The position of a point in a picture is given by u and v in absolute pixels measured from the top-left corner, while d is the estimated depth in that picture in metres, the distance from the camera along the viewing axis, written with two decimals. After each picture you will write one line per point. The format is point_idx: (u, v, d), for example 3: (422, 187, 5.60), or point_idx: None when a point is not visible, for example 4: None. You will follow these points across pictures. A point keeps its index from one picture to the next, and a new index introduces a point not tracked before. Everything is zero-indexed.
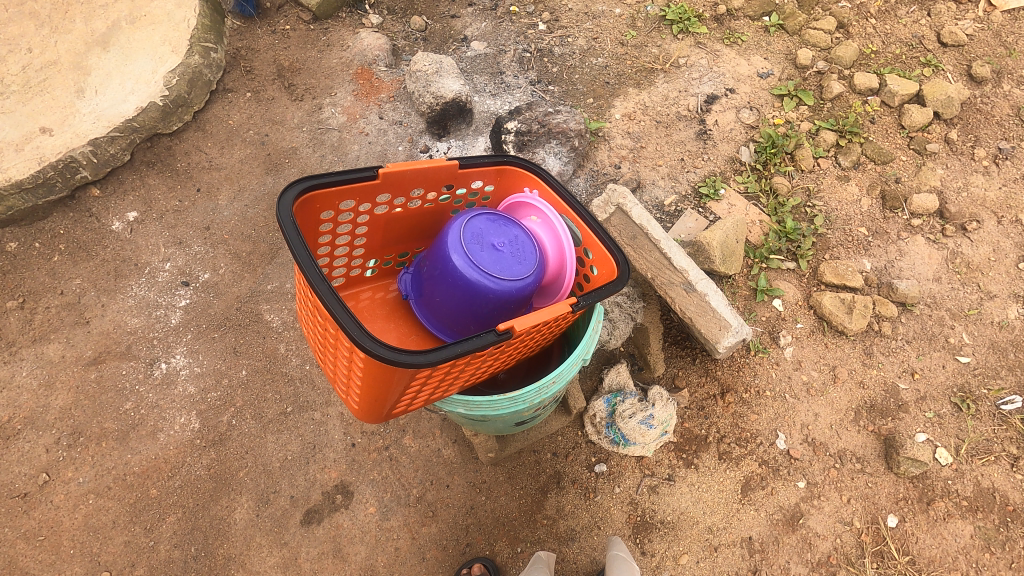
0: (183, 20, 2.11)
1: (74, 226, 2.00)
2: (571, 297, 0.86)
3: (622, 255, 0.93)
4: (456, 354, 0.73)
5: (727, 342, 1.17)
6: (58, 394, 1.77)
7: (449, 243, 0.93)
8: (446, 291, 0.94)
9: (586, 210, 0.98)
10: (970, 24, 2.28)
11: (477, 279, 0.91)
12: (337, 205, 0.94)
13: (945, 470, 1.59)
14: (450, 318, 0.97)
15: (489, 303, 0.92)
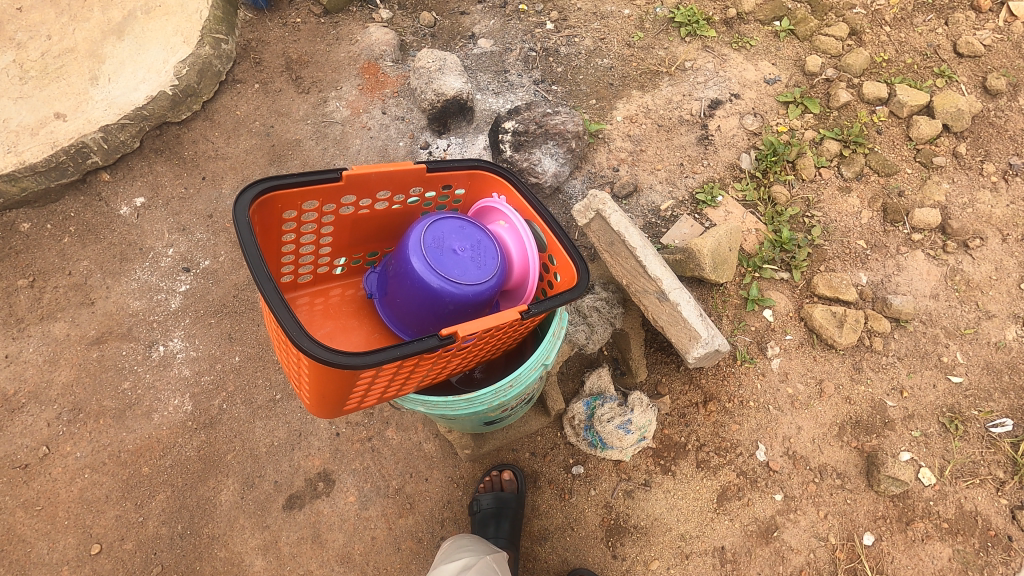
0: (196, 11, 2.14)
1: (84, 210, 2.07)
2: (524, 304, 0.88)
3: (582, 263, 0.94)
4: (397, 354, 0.77)
5: (696, 353, 1.16)
6: (61, 371, 1.85)
7: (411, 246, 0.95)
8: (406, 293, 0.97)
9: (551, 216, 0.99)
10: (988, 34, 2.22)
11: (437, 282, 0.93)
12: (300, 206, 0.97)
13: (927, 490, 1.56)
14: (412, 318, 1.00)
15: (447, 307, 0.94)
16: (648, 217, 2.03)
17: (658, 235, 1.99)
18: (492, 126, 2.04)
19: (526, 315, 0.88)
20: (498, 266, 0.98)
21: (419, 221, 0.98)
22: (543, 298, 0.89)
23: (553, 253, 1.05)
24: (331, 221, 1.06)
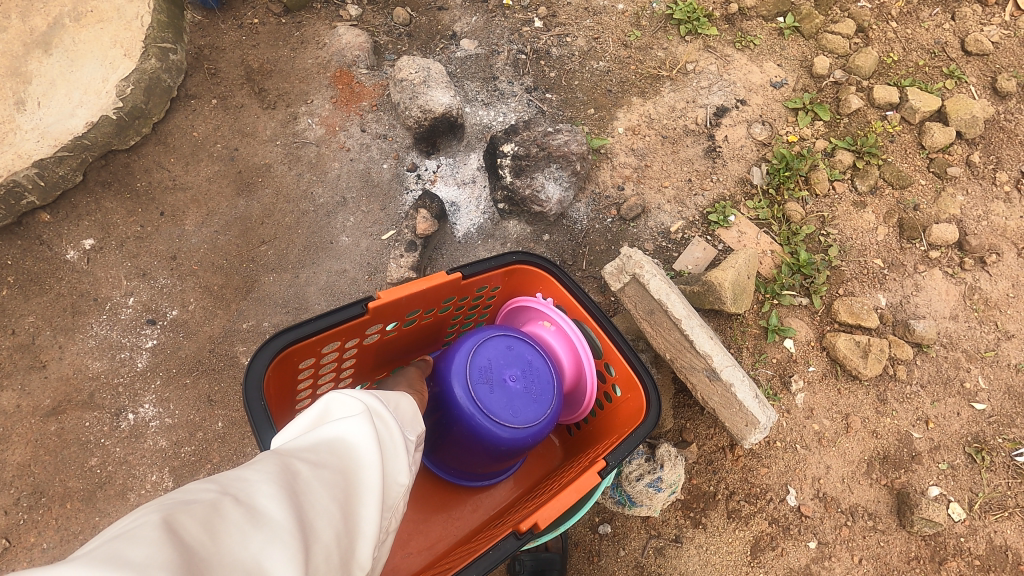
0: (135, 17, 1.83)
1: (23, 256, 1.80)
2: (600, 460, 1.07)
3: (653, 398, 1.13)
4: (481, 567, 0.93)
5: (753, 441, 1.11)
6: (15, 449, 1.63)
7: (460, 376, 1.19)
8: (453, 420, 1.20)
9: (619, 338, 1.19)
10: (995, 30, 2.14)
11: (487, 421, 1.16)
12: (319, 350, 1.09)
13: (958, 526, 1.54)
14: (454, 442, 1.24)
15: (492, 442, 1.17)
16: (658, 240, 1.90)
17: (670, 261, 1.87)
18: (489, 147, 1.85)
19: (602, 473, 1.06)
20: (549, 393, 1.23)
21: (464, 350, 1.22)
22: (618, 447, 1.08)
23: (614, 365, 1.24)
24: (354, 351, 1.21)
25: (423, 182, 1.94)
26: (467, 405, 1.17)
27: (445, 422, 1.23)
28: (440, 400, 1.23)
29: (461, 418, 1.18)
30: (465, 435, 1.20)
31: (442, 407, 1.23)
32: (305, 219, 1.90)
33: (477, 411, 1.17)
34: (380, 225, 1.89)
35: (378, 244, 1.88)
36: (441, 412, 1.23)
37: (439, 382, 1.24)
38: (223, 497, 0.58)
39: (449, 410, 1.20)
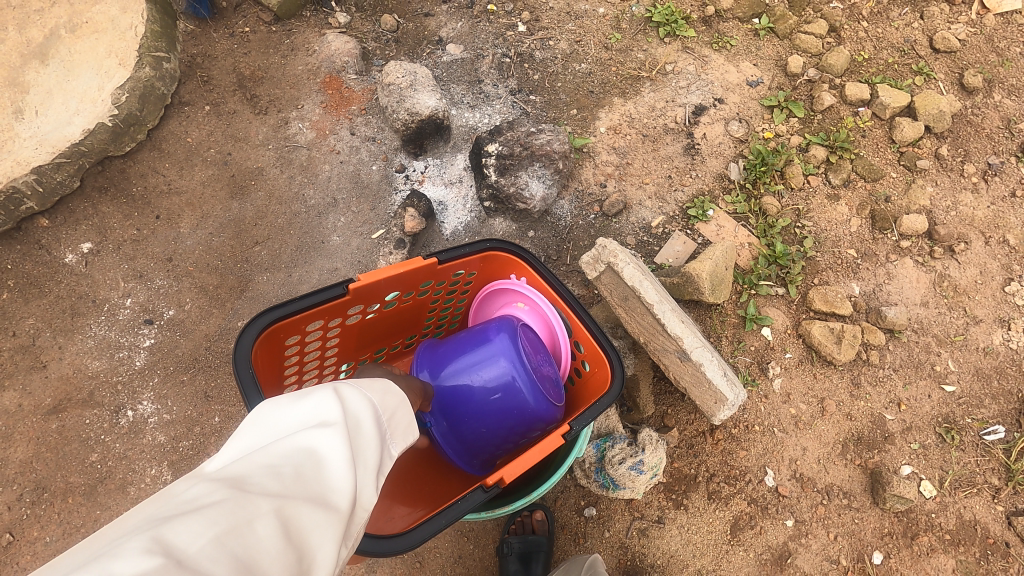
0: (130, 27, 1.89)
1: (23, 260, 1.86)
2: (565, 425, 1.12)
3: (617, 368, 1.18)
4: (449, 518, 0.98)
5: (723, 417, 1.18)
6: (18, 447, 1.68)
7: (518, 360, 1.28)
8: (500, 401, 1.29)
9: (585, 313, 1.25)
10: (962, 28, 2.22)
11: (546, 395, 1.27)
12: (302, 329, 1.15)
13: (929, 503, 1.61)
14: (497, 421, 1.30)
15: (545, 417, 1.29)
16: (640, 235, 1.96)
17: (651, 254, 1.93)
18: (474, 147, 1.92)
19: (568, 437, 1.12)
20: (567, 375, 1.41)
21: (516, 329, 1.31)
22: (583, 413, 1.13)
23: (583, 342, 1.30)
24: (336, 331, 1.27)
25: (411, 183, 2.00)
26: (529, 381, 1.27)
27: (493, 401, 1.29)
28: (490, 379, 1.29)
29: (521, 393, 1.27)
30: (517, 411, 1.28)
31: (490, 387, 1.29)
32: (297, 220, 1.96)
33: (538, 386, 1.27)
34: (370, 224, 1.95)
35: (368, 243, 1.93)
36: (488, 391, 1.29)
37: (484, 364, 1.30)
38: (164, 559, 0.53)
39: (504, 389, 1.28)
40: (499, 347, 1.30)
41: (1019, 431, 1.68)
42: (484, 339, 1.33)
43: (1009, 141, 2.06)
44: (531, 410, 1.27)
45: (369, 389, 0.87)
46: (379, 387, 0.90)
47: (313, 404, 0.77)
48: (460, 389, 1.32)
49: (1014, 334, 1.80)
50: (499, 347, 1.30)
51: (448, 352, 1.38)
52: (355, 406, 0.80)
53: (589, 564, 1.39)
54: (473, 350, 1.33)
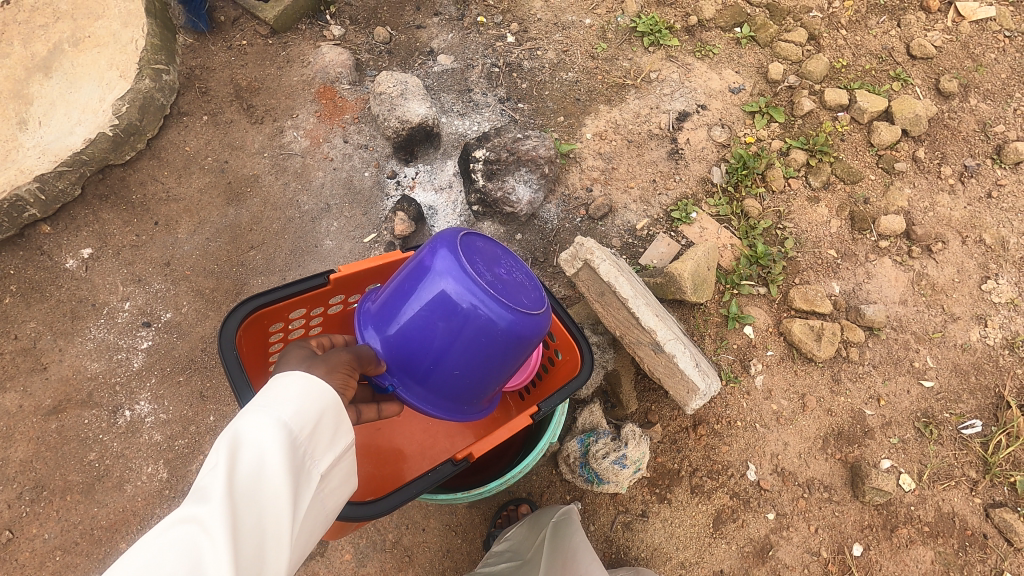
0: (131, 41, 1.96)
1: (25, 266, 1.91)
2: (534, 406, 1.27)
3: (586, 355, 1.34)
4: (420, 487, 1.13)
5: (694, 405, 1.34)
6: (18, 446, 1.73)
7: (464, 283, 1.11)
8: (461, 332, 1.15)
9: (558, 308, 1.42)
10: (938, 35, 2.28)
11: (508, 308, 1.12)
12: (287, 316, 1.34)
13: (908, 496, 1.65)
14: (460, 354, 1.18)
15: (512, 333, 1.14)
16: (625, 237, 2.01)
17: (636, 256, 1.98)
18: (462, 154, 1.98)
19: (535, 417, 1.27)
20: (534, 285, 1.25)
21: (453, 249, 1.14)
22: (551, 395, 1.28)
23: (556, 334, 1.47)
24: (319, 320, 1.46)
25: (402, 189, 2.06)
26: (475, 305, 1.11)
27: (445, 336, 1.16)
28: (434, 314, 1.15)
29: (472, 319, 1.12)
30: (476, 339, 1.14)
31: (437, 322, 1.16)
32: (291, 225, 2.01)
33: (489, 307, 1.11)
34: (362, 229, 2.01)
35: (360, 247, 1.99)
36: (436, 326, 1.16)
37: (430, 296, 1.15)
38: None
39: (451, 319, 1.14)
40: (431, 276, 1.14)
41: (997, 425, 1.72)
42: (417, 272, 1.18)
43: (985, 143, 2.10)
44: (491, 331, 1.13)
45: (273, 433, 0.75)
46: (287, 418, 0.77)
47: (203, 484, 0.69)
48: (410, 335, 1.20)
49: (990, 331, 1.85)
50: (432, 275, 1.14)
51: (389, 299, 1.25)
52: (253, 476, 0.71)
53: (560, 513, 1.50)
54: (411, 286, 1.19)
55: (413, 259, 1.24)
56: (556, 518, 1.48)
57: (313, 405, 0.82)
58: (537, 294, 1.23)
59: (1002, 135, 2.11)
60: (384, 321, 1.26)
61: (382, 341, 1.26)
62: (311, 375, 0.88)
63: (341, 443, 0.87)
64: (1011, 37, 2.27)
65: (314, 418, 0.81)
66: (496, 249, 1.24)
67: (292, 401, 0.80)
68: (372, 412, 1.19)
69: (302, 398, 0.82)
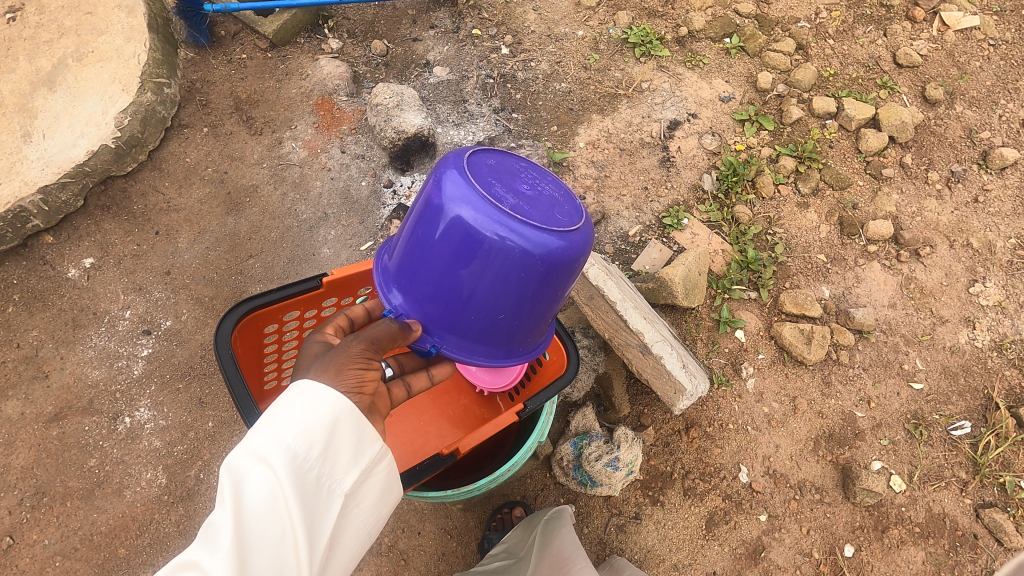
0: (133, 56, 2.02)
1: (28, 275, 1.95)
2: (519, 404, 1.30)
3: (573, 356, 1.38)
4: (409, 482, 1.18)
5: (681, 405, 1.46)
6: (19, 453, 1.75)
7: (486, 207, 0.96)
8: (493, 267, 0.99)
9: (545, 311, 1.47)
10: (924, 44, 2.32)
11: (542, 229, 0.97)
12: (281, 317, 1.39)
13: (899, 497, 1.68)
14: (498, 294, 1.03)
15: (550, 258, 0.98)
16: (618, 244, 2.04)
17: (628, 262, 2.01)
18: None
19: (522, 414, 1.30)
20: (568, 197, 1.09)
21: (464, 172, 0.99)
22: (537, 394, 1.30)
23: None
24: (312, 321, 1.51)
25: (398, 198, 2.10)
26: (500, 233, 0.95)
27: (475, 276, 1.01)
28: (457, 254, 1.01)
29: (501, 248, 0.96)
30: (512, 273, 0.99)
31: (461, 263, 1.01)
32: (289, 234, 2.05)
33: (517, 231, 0.95)
34: (359, 237, 2.04)
35: (357, 255, 2.02)
36: (464, 267, 1.01)
37: (449, 232, 1.00)
38: None
39: (477, 254, 0.98)
40: (443, 211, 1.00)
41: (985, 426, 1.74)
42: (427, 211, 1.04)
43: (971, 149, 2.14)
44: (526, 258, 0.97)
45: (272, 462, 0.78)
46: (289, 443, 0.80)
47: (219, 514, 0.77)
48: (438, 284, 1.07)
49: (979, 333, 1.87)
50: (443, 208, 1.00)
51: (405, 251, 1.12)
52: (258, 507, 0.76)
53: (553, 514, 1.54)
54: (425, 229, 1.05)
55: (420, 197, 1.09)
56: (548, 516, 1.52)
57: (320, 424, 0.83)
58: (570, 207, 1.07)
59: (988, 141, 2.14)
60: (407, 275, 1.12)
61: (411, 300, 1.13)
62: (321, 387, 0.87)
63: (367, 453, 0.88)
64: (995, 46, 2.31)
65: (320, 437, 0.82)
66: (512, 167, 1.08)
67: (292, 424, 0.81)
68: (422, 379, 1.20)
69: (306, 418, 0.82)
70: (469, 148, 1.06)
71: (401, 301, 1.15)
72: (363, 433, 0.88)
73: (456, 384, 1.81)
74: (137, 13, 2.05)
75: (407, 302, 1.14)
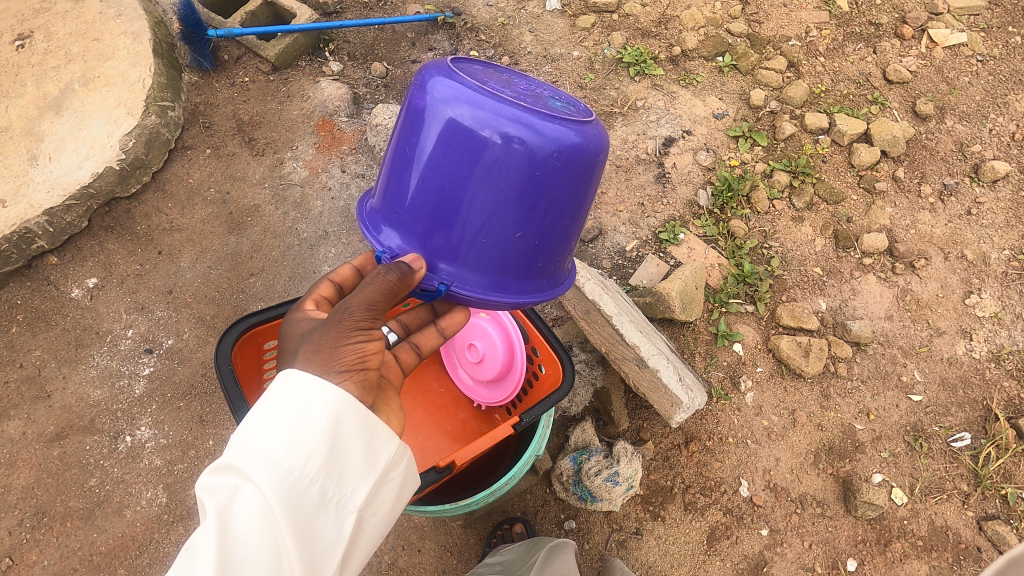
0: (138, 80, 2.07)
1: (32, 296, 1.97)
2: (515, 417, 1.31)
3: (569, 368, 1.40)
4: None
5: (679, 418, 1.47)
6: (20, 473, 1.76)
7: (482, 102, 0.95)
8: (499, 168, 0.96)
9: (542, 324, 1.49)
10: (913, 61, 2.36)
11: (545, 117, 0.95)
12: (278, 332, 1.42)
13: (900, 509, 1.68)
14: (507, 204, 0.99)
15: (559, 147, 0.96)
16: (615, 259, 2.06)
17: (626, 276, 2.03)
18: None
19: (518, 427, 1.31)
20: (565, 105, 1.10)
21: (451, 75, 0.99)
22: (533, 407, 1.32)
23: (539, 349, 1.55)
24: None
25: None
26: (502, 122, 0.93)
27: (480, 181, 0.97)
28: (457, 158, 0.97)
29: (505, 140, 0.94)
30: (519, 170, 0.96)
31: (461, 170, 0.98)
32: (290, 253, 2.07)
33: (520, 117, 0.94)
34: (359, 255, 2.07)
35: None
36: (465, 172, 0.97)
37: (444, 137, 0.98)
38: None
39: (479, 154, 0.95)
40: (436, 115, 0.98)
41: (985, 437, 1.75)
42: (415, 126, 1.02)
43: (963, 162, 2.16)
44: (534, 150, 0.95)
45: (261, 480, 0.77)
46: (281, 457, 0.78)
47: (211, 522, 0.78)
48: (438, 204, 1.03)
49: (976, 344, 1.88)
50: (435, 113, 0.98)
51: (398, 181, 1.08)
52: (254, 526, 0.76)
53: (555, 546, 1.52)
54: (416, 144, 1.02)
55: (404, 120, 1.07)
56: (551, 543, 1.52)
57: (316, 433, 0.82)
58: (569, 111, 1.07)
59: (979, 154, 2.17)
60: (402, 206, 1.08)
61: (410, 234, 1.09)
62: (314, 388, 0.85)
63: (377, 463, 0.88)
64: (983, 61, 2.35)
65: (316, 447, 0.81)
66: (501, 79, 1.09)
67: (283, 436, 0.79)
68: (432, 334, 1.24)
69: (301, 428, 0.81)
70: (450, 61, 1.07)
71: (400, 239, 1.10)
72: (366, 431, 0.88)
73: (454, 400, 1.83)
74: (142, 39, 2.13)
75: (407, 238, 1.09)
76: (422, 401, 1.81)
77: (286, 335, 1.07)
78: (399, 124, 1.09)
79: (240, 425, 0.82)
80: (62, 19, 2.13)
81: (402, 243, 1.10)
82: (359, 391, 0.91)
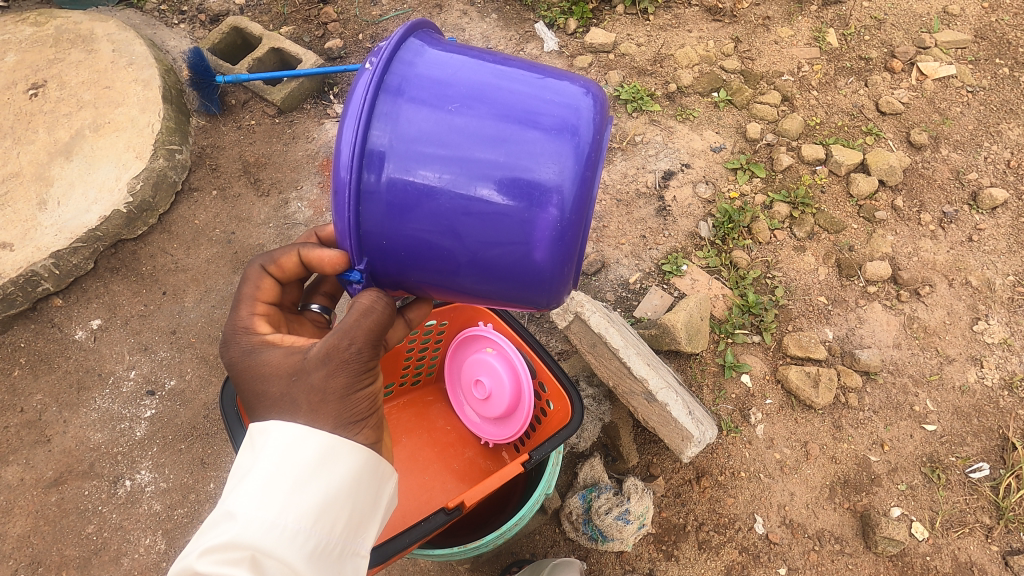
0: (147, 125, 2.12)
1: (35, 338, 1.97)
2: (523, 457, 1.29)
3: (578, 410, 1.37)
4: (413, 537, 1.16)
5: (691, 453, 1.44)
6: (18, 520, 1.74)
7: (570, 219, 0.96)
8: (517, 273, 1.00)
9: (553, 363, 1.48)
10: (904, 93, 2.41)
11: (575, 273, 1.06)
12: None
13: (922, 545, 1.65)
14: (483, 289, 1.05)
15: (562, 293, 1.07)
16: (619, 291, 2.06)
17: (630, 309, 2.03)
18: None
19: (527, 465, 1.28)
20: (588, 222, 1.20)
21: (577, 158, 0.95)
22: (543, 444, 1.29)
23: (547, 384, 1.53)
24: None
25: None
26: (566, 238, 0.98)
27: (499, 246, 0.97)
28: (513, 214, 0.94)
29: (552, 248, 0.97)
30: (531, 275, 1.00)
31: (494, 238, 0.96)
32: None
33: (572, 253, 1.01)
34: None
35: None
36: (498, 230, 0.95)
37: (515, 204, 0.94)
38: None
39: (529, 242, 0.96)
40: (546, 166, 0.93)
41: (1004, 467, 1.72)
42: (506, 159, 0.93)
43: (961, 190, 2.18)
44: (546, 292, 1.05)
45: (293, 553, 0.84)
46: (309, 528, 0.86)
47: None
48: (444, 230, 0.97)
49: (987, 371, 1.86)
50: (534, 178, 0.93)
51: (441, 154, 0.93)
52: None
53: (552, 563, 1.54)
54: (503, 155, 0.93)
55: (515, 110, 0.95)
56: (555, 562, 1.54)
57: (337, 501, 0.91)
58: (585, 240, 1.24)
59: (976, 182, 2.19)
60: (419, 191, 0.94)
61: (394, 218, 0.97)
62: (334, 450, 0.94)
63: (381, 516, 1.00)
64: (973, 92, 2.40)
65: (338, 514, 0.90)
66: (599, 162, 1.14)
67: (310, 507, 0.87)
68: (400, 327, 1.23)
69: (324, 496, 0.89)
70: (606, 110, 1.03)
71: (381, 210, 0.97)
72: (375, 488, 0.99)
73: (461, 438, 1.80)
74: (152, 86, 2.19)
75: (389, 218, 0.97)
76: (429, 439, 1.79)
77: (252, 371, 1.02)
78: (499, 109, 0.95)
79: (256, 493, 0.86)
80: (75, 69, 2.21)
81: (377, 215, 0.98)
82: (373, 435, 1.01)
